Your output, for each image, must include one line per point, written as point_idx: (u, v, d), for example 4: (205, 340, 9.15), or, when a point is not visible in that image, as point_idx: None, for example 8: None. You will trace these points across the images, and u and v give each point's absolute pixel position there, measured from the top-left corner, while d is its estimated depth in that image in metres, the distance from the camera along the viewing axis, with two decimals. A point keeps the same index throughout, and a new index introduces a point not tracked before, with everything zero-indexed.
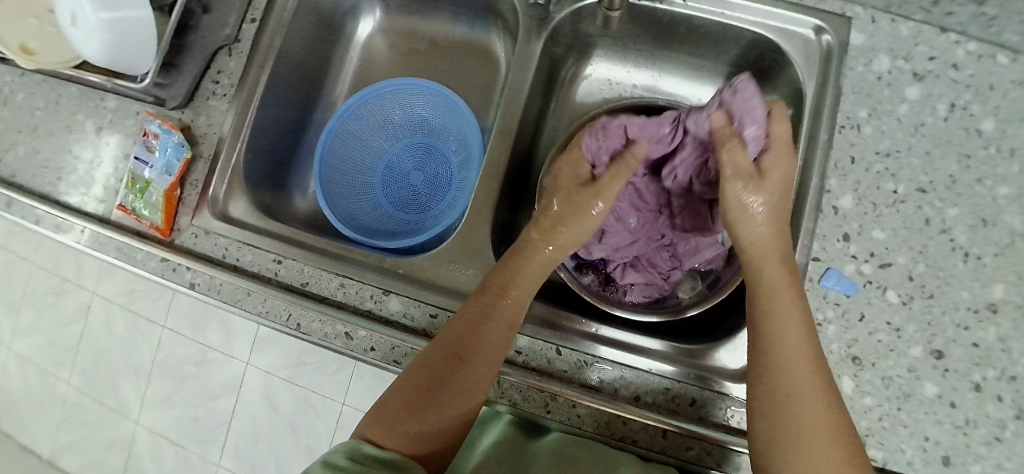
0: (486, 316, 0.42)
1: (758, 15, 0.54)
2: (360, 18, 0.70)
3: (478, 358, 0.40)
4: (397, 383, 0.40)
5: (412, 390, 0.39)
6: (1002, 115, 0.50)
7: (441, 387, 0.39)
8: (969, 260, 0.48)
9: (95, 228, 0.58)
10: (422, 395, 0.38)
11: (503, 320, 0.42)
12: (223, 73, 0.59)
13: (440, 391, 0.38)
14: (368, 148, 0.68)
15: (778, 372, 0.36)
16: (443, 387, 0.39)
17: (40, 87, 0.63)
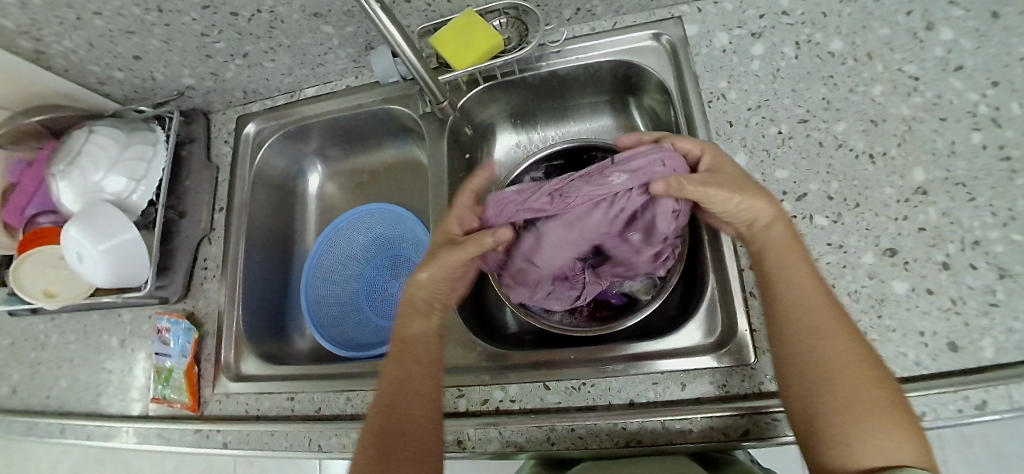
0: (401, 361, 0.51)
1: (602, 47, 0.63)
2: (308, 175, 0.82)
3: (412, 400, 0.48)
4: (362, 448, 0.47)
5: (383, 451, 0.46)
6: (844, 32, 0.57)
7: (395, 435, 0.47)
8: (877, 159, 0.51)
9: (139, 424, 0.65)
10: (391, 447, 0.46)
11: (420, 357, 0.51)
12: (208, 259, 0.70)
13: (399, 432, 0.47)
14: (344, 277, 0.76)
15: (825, 369, 0.40)
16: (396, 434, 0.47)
17: (68, 323, 0.74)
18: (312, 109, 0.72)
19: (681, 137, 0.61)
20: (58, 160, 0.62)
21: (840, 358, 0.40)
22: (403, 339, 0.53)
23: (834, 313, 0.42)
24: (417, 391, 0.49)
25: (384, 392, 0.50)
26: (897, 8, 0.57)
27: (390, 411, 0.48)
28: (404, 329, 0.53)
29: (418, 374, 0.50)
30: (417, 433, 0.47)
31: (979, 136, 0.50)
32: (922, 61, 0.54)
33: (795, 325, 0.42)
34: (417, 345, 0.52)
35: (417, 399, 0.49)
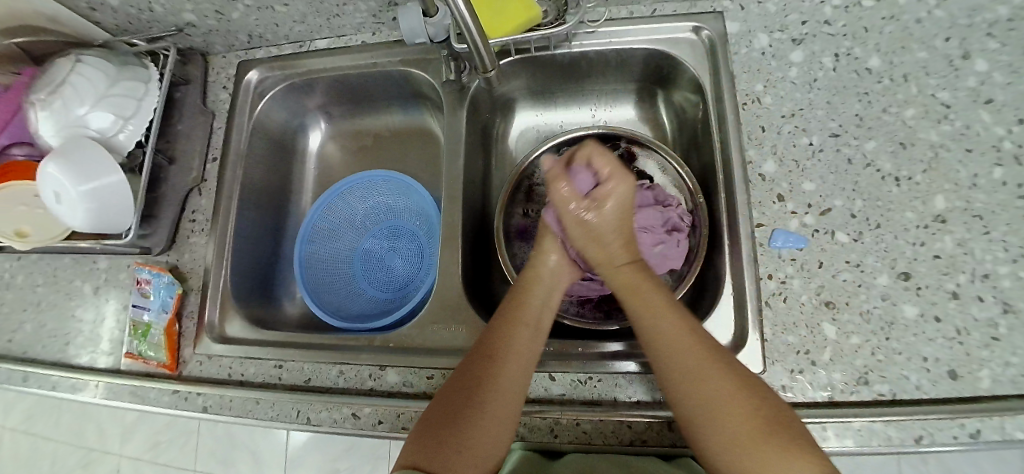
0: (514, 321, 0.47)
1: (641, 33, 0.60)
2: (309, 133, 0.77)
3: (496, 384, 0.43)
4: (437, 401, 0.44)
5: (453, 415, 0.42)
6: (883, 50, 0.56)
7: (474, 411, 0.42)
8: (902, 183, 0.51)
9: (110, 379, 0.61)
10: (448, 429, 0.41)
11: (529, 322, 0.48)
12: (198, 212, 0.66)
13: (477, 394, 0.43)
14: (340, 243, 0.73)
15: (700, 395, 0.39)
16: (470, 413, 0.42)
17: (37, 265, 0.68)
18: (321, 62, 0.67)
19: (708, 137, 0.59)
20: (38, 87, 0.56)
21: (724, 395, 0.38)
22: (517, 294, 0.50)
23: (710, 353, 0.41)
24: (518, 354, 0.45)
25: (462, 375, 0.45)
26: (938, 31, 0.56)
27: (451, 397, 0.43)
28: (524, 289, 0.51)
29: (522, 340, 0.46)
30: (490, 417, 0.42)
31: (1001, 172, 0.50)
32: (956, 89, 0.53)
33: (674, 361, 0.41)
34: (529, 310, 0.49)
35: (517, 372, 0.44)
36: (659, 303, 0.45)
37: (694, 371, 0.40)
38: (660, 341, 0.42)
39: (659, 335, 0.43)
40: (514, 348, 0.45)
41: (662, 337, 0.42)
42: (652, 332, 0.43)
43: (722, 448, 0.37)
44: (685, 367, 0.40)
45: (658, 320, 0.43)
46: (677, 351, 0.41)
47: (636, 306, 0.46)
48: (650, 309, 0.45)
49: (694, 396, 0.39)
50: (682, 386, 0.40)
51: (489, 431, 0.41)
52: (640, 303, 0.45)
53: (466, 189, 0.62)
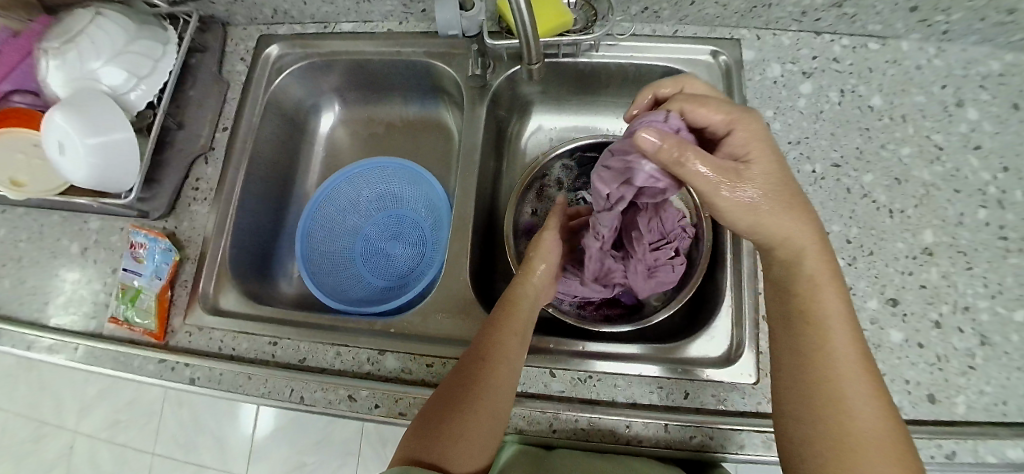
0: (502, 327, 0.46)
1: (661, 51, 0.63)
2: (321, 114, 0.77)
3: (490, 384, 0.42)
4: (430, 402, 0.43)
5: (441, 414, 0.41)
6: (885, 91, 0.60)
7: (466, 412, 0.41)
8: (894, 215, 0.54)
9: (88, 342, 0.58)
10: (438, 428, 0.40)
11: (516, 331, 0.46)
12: (202, 181, 0.65)
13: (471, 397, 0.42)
14: (344, 227, 0.72)
15: (826, 391, 0.38)
16: (459, 413, 0.41)
17: (23, 220, 0.66)
18: (344, 45, 0.68)
19: None
20: (51, 36, 0.55)
21: (862, 401, 0.37)
22: (507, 304, 0.49)
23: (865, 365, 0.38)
24: (508, 362, 0.44)
25: (454, 378, 0.44)
26: (935, 79, 0.60)
27: (446, 400, 0.42)
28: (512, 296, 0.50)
29: (512, 349, 0.45)
30: (483, 417, 0.41)
31: (985, 213, 0.54)
32: (948, 133, 0.57)
33: (835, 358, 0.38)
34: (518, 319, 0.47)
35: (509, 373, 0.44)
36: (841, 303, 0.40)
37: (832, 364, 0.38)
38: (830, 334, 0.39)
39: (830, 321, 0.39)
40: (506, 353, 0.44)
41: (836, 333, 0.39)
42: (818, 316, 0.40)
43: (852, 444, 0.36)
44: (822, 363, 0.38)
45: (834, 304, 0.40)
46: (847, 349, 0.38)
47: (825, 294, 0.40)
48: (809, 300, 0.40)
49: (842, 384, 0.37)
50: (836, 384, 0.37)
51: (479, 434, 0.40)
52: (823, 294, 0.40)
53: (479, 183, 0.63)
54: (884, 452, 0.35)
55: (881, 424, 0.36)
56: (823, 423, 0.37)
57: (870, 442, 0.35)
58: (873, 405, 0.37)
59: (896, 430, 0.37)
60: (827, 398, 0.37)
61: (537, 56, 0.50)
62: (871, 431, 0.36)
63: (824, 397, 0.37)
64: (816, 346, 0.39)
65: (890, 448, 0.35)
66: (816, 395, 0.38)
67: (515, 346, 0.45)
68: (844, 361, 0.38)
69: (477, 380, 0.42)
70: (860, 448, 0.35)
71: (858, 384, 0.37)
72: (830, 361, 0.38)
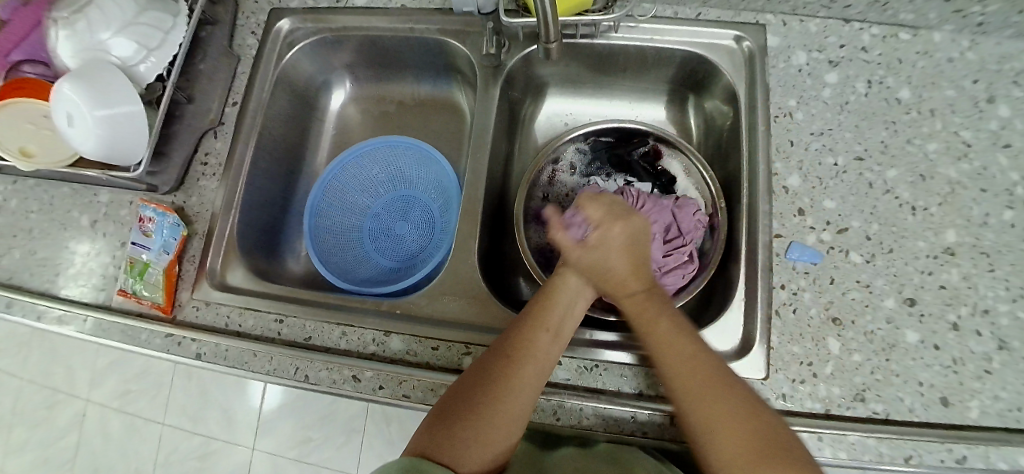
0: (533, 324, 0.46)
1: (682, 35, 0.61)
2: (332, 91, 0.76)
3: (512, 392, 0.42)
4: (452, 390, 0.45)
5: (458, 403, 0.43)
6: (914, 83, 0.58)
7: (483, 414, 0.41)
8: (917, 213, 0.52)
9: (98, 314, 0.59)
10: (453, 426, 0.41)
11: (548, 329, 0.46)
12: (211, 155, 0.64)
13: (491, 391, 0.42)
14: (353, 206, 0.72)
15: (695, 398, 0.41)
16: (478, 418, 0.41)
17: (34, 191, 0.66)
18: (355, 19, 0.66)
19: (736, 145, 0.60)
20: (60, 6, 0.54)
21: (729, 403, 0.40)
22: (540, 299, 0.49)
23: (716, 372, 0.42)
24: (534, 360, 0.44)
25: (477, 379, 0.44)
26: (968, 72, 0.58)
27: (467, 390, 0.43)
28: (546, 293, 0.50)
29: (542, 347, 0.45)
30: (502, 424, 0.42)
31: (1011, 214, 0.52)
32: (978, 130, 0.55)
33: (678, 371, 0.43)
34: (550, 316, 0.47)
35: (534, 381, 0.44)
36: (672, 324, 0.46)
37: (682, 377, 0.42)
38: (668, 351, 0.44)
39: (663, 339, 0.45)
40: (534, 351, 0.44)
41: (672, 347, 0.44)
42: (659, 337, 0.45)
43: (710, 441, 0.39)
44: (679, 381, 0.42)
45: (668, 329, 0.45)
46: (685, 356, 0.43)
47: (655, 320, 0.46)
48: (646, 330, 0.47)
49: (687, 395, 0.42)
50: (692, 390, 0.41)
51: (493, 428, 0.41)
52: (655, 323, 0.46)
53: (490, 166, 0.62)
54: (766, 447, 0.37)
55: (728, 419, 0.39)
56: (703, 435, 0.40)
57: (717, 436, 0.39)
58: (745, 409, 0.40)
59: (772, 424, 0.39)
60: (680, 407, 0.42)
61: (555, 33, 0.47)
62: (747, 429, 0.38)
63: (698, 406, 0.41)
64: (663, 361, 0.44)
65: (743, 441, 0.38)
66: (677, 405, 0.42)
67: (544, 352, 0.45)
68: (696, 373, 0.42)
69: (502, 389, 0.42)
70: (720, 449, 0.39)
71: (711, 370, 0.42)
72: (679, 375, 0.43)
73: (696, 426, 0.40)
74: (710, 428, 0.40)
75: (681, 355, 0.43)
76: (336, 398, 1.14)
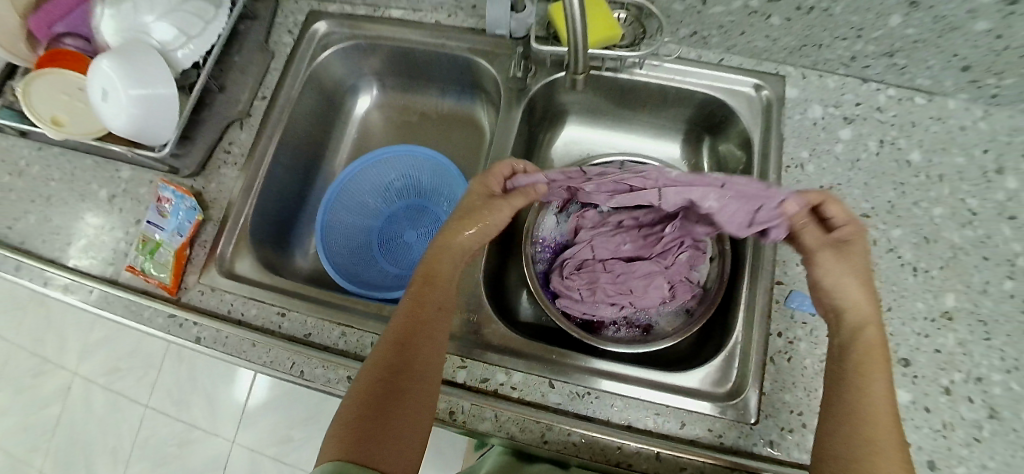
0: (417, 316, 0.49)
1: (705, 79, 0.65)
2: (359, 96, 0.80)
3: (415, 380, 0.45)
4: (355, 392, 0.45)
5: (372, 403, 0.43)
6: (926, 147, 0.59)
7: (397, 407, 0.43)
8: (918, 273, 0.54)
9: (105, 287, 0.59)
10: (372, 429, 0.42)
11: (430, 318, 0.49)
12: (234, 144, 0.66)
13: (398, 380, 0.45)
14: (366, 208, 0.75)
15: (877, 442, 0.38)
16: (391, 410, 0.43)
17: (59, 160, 0.67)
18: (394, 32, 0.70)
19: (747, 190, 0.63)
20: None
21: (892, 446, 0.38)
22: (418, 287, 0.51)
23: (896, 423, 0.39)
24: (426, 345, 0.47)
25: (369, 377, 0.45)
26: (977, 142, 0.60)
27: (376, 387, 0.44)
28: (421, 280, 0.51)
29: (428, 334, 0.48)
30: (412, 398, 0.45)
31: (1011, 285, 0.53)
32: (984, 199, 0.57)
33: (871, 403, 0.39)
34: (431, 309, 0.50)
35: (428, 365, 0.47)
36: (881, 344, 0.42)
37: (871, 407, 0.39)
38: (873, 383, 0.40)
39: (870, 355, 0.42)
40: (425, 337, 0.48)
41: (876, 377, 0.41)
42: (866, 366, 0.41)
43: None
44: (860, 402, 0.40)
45: (874, 342, 0.42)
46: (885, 388, 0.40)
47: (866, 333, 0.43)
48: (869, 362, 0.41)
49: (870, 398, 0.40)
50: (875, 423, 0.39)
51: (407, 415, 0.44)
52: (868, 337, 0.42)
53: None
54: None
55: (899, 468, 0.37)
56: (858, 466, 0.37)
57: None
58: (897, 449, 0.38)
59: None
60: (860, 429, 0.39)
61: (582, 66, 0.52)
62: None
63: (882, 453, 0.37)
64: (859, 360, 0.42)
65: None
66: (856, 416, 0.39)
67: (430, 320, 0.49)
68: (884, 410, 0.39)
69: (401, 379, 0.45)
70: None
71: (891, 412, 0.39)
72: (870, 368, 0.41)
73: (880, 454, 0.37)
74: (893, 467, 0.37)
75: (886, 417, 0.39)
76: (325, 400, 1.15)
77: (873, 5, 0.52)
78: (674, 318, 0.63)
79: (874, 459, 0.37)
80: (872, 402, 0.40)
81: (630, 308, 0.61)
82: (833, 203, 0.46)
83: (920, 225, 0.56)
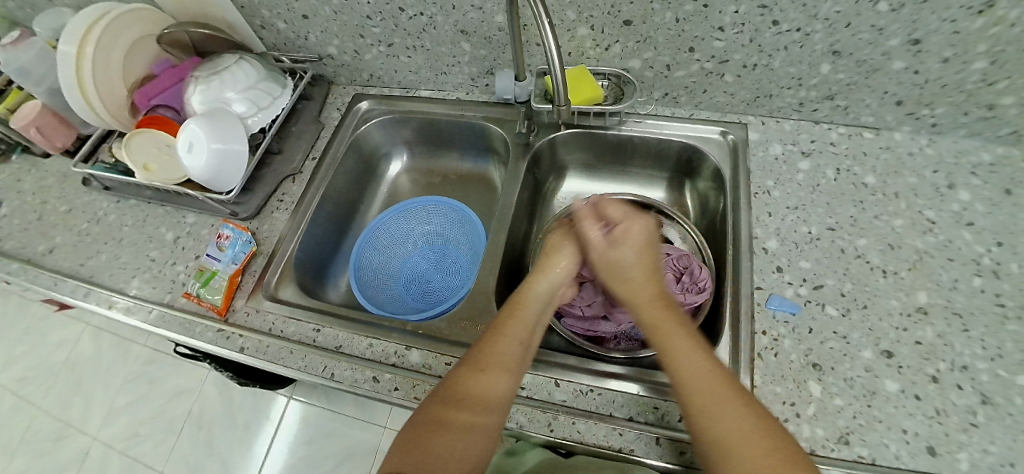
0: (499, 337, 0.50)
1: (678, 129, 0.76)
2: (391, 161, 0.93)
3: (483, 400, 0.46)
4: (425, 403, 0.47)
5: (440, 413, 0.45)
6: (879, 171, 0.67)
7: (457, 421, 0.44)
8: (888, 276, 0.58)
9: (163, 309, 0.67)
10: (431, 438, 0.43)
11: (514, 342, 0.50)
12: (287, 195, 0.77)
13: (467, 397, 0.46)
14: (392, 251, 0.83)
15: (706, 393, 0.42)
16: (451, 424, 0.44)
17: (133, 209, 0.79)
18: (419, 106, 0.84)
19: (724, 217, 0.71)
20: (202, 69, 0.72)
21: (718, 386, 0.42)
22: (508, 312, 0.53)
23: (721, 373, 0.43)
24: (503, 366, 0.48)
25: (442, 387, 0.47)
26: (927, 164, 0.67)
27: (445, 398, 0.46)
28: (513, 307, 0.54)
29: (506, 354, 0.49)
30: (478, 417, 0.45)
31: (980, 281, 0.57)
32: (941, 210, 0.63)
33: (678, 361, 0.45)
34: (515, 331, 0.51)
35: (502, 386, 0.47)
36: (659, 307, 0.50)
37: (675, 359, 0.45)
38: (674, 341, 0.46)
39: (664, 323, 0.48)
40: (505, 359, 0.49)
41: (674, 336, 0.47)
42: (663, 329, 0.48)
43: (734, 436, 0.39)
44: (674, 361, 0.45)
45: (659, 309, 0.50)
46: (685, 348, 0.45)
47: (648, 308, 0.51)
48: (665, 325, 0.48)
49: (690, 360, 0.44)
50: (694, 379, 0.43)
51: (467, 433, 0.44)
52: (648, 308, 0.50)
53: (513, 223, 0.74)
54: (762, 431, 0.39)
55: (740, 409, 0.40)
56: (701, 420, 0.41)
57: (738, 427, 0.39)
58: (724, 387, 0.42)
59: (766, 421, 0.40)
60: (687, 383, 0.43)
61: (565, 99, 0.64)
62: (746, 416, 0.40)
63: (708, 402, 0.41)
64: (660, 337, 0.47)
65: (755, 430, 0.39)
66: (687, 387, 0.43)
67: (513, 343, 0.50)
68: (687, 359, 0.44)
69: (468, 394, 0.46)
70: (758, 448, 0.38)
71: (694, 362, 0.44)
72: (664, 331, 0.48)
73: (717, 402, 0.41)
74: (727, 413, 0.40)
75: (701, 366, 0.43)
76: (337, 464, 1.13)
77: (804, 57, 0.63)
78: None
79: (716, 417, 0.40)
80: (682, 359, 0.44)
81: (627, 322, 0.66)
82: (614, 205, 0.61)
83: (883, 236, 0.61)
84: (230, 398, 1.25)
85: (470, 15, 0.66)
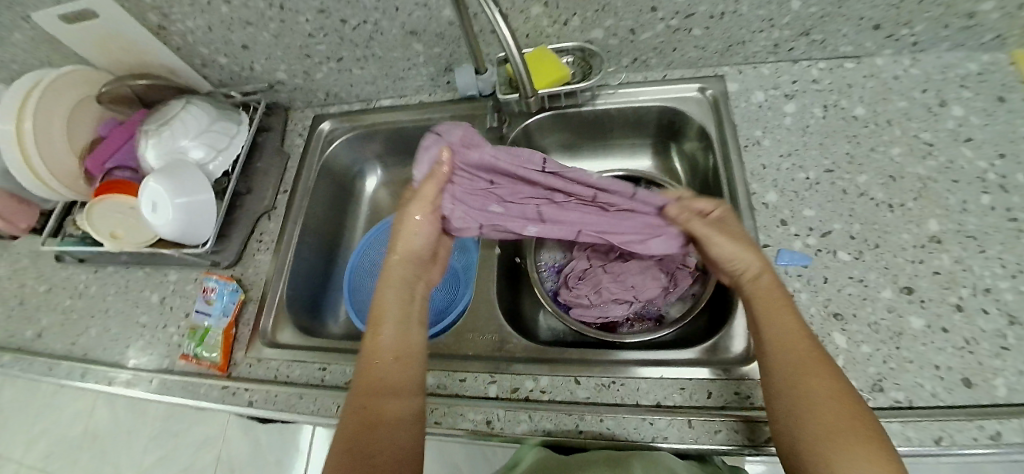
0: (377, 332, 0.49)
1: (653, 93, 0.73)
2: (365, 177, 0.89)
3: (395, 392, 0.45)
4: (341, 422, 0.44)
5: (362, 422, 0.43)
6: (867, 101, 0.65)
7: (380, 421, 0.43)
8: (895, 210, 0.56)
9: (163, 376, 0.65)
10: (362, 446, 0.42)
11: (392, 328, 0.49)
12: (265, 235, 0.74)
13: (380, 395, 0.45)
14: (384, 269, 0.81)
15: (795, 371, 0.41)
16: (376, 425, 0.43)
17: (113, 276, 0.76)
18: (384, 116, 0.81)
19: (716, 176, 0.68)
20: (151, 121, 0.68)
21: (808, 361, 0.41)
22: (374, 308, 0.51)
23: (817, 354, 0.42)
24: (395, 355, 0.48)
25: (355, 399, 0.45)
26: (915, 85, 0.64)
27: (363, 407, 0.44)
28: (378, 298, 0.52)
29: (394, 344, 0.48)
30: (400, 410, 0.45)
31: (989, 199, 0.55)
32: (937, 131, 0.60)
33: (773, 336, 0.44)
34: (388, 320, 0.50)
35: (405, 376, 0.47)
36: (766, 276, 0.48)
37: (772, 332, 0.44)
38: (775, 316, 0.45)
39: (770, 295, 0.47)
40: (396, 349, 0.48)
41: (777, 309, 0.45)
42: (767, 302, 0.46)
43: (813, 420, 0.38)
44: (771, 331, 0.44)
45: (763, 275, 0.48)
46: (787, 325, 0.44)
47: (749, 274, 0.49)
48: (765, 293, 0.47)
49: (787, 328, 0.44)
50: (787, 350, 0.42)
51: (396, 428, 0.43)
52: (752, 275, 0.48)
53: None
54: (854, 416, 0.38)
55: (835, 400, 0.39)
56: (779, 392, 0.41)
57: (825, 421, 0.38)
58: (815, 368, 0.41)
59: (858, 408, 0.38)
60: (772, 355, 0.43)
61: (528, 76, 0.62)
62: (831, 397, 0.39)
63: (797, 377, 0.40)
64: (759, 303, 0.47)
65: (840, 410, 0.38)
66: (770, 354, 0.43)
67: (392, 332, 0.49)
68: (790, 333, 0.43)
69: (380, 392, 0.45)
70: (849, 435, 0.37)
71: (800, 337, 0.43)
72: (764, 299, 0.46)
73: (797, 377, 0.41)
74: (814, 390, 0.39)
75: (794, 345, 0.42)
76: None
77: None
78: (681, 305, 0.65)
79: (798, 392, 0.40)
80: (778, 328, 0.44)
81: (638, 302, 0.64)
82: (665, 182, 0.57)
83: (882, 168, 0.59)
84: (256, 438, 1.19)
85: (416, 13, 0.62)
